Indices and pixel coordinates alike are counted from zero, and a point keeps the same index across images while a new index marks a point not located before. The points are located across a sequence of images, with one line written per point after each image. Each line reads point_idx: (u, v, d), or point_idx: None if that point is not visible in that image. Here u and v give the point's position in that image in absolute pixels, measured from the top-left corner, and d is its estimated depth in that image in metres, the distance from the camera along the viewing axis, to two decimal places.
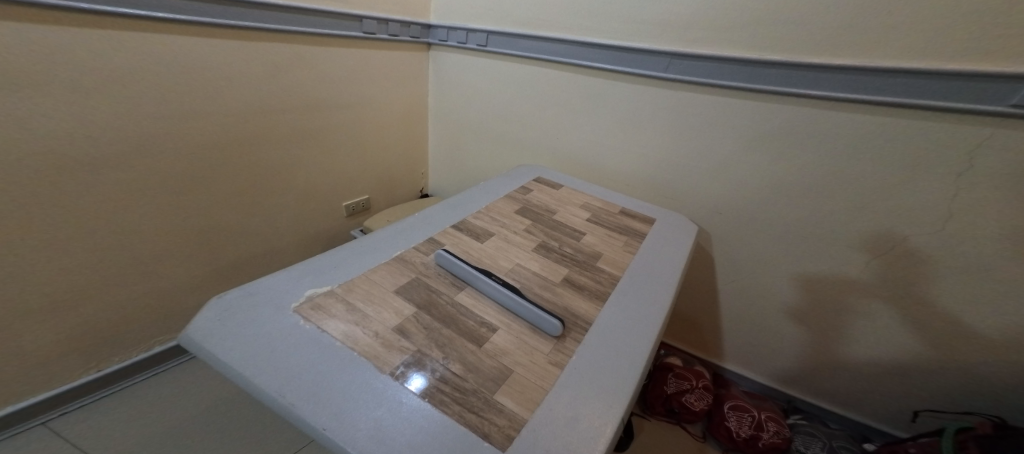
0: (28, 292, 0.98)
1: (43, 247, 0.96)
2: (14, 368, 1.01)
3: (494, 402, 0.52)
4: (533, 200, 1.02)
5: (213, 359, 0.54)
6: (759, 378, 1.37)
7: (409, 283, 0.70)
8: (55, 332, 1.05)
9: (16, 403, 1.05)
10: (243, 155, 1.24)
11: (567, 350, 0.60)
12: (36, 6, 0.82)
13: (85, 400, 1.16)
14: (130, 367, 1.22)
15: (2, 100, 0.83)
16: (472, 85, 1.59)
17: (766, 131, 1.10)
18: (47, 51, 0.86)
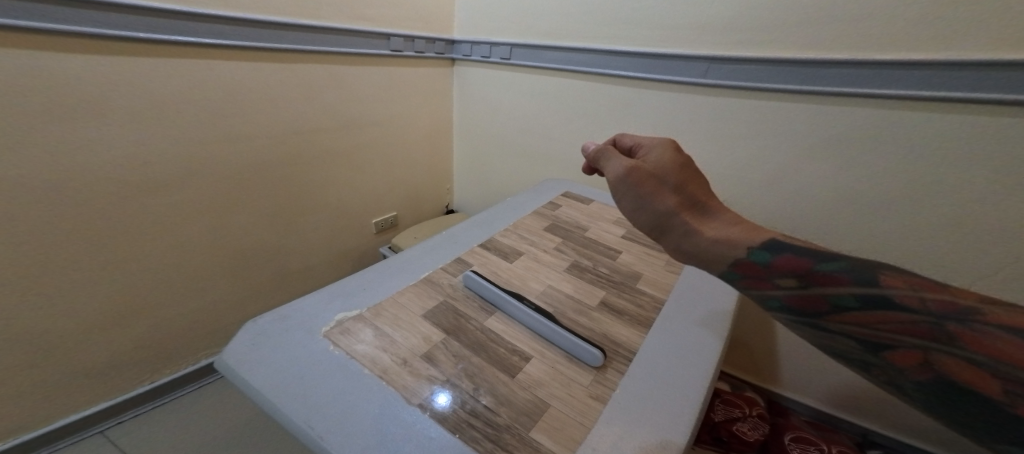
0: (86, 311, 1.01)
1: (101, 266, 0.99)
2: (75, 381, 1.05)
3: (530, 440, 0.48)
4: (562, 216, 0.98)
5: (243, 386, 0.52)
6: (820, 406, 1.25)
7: (437, 306, 0.67)
8: (114, 347, 1.09)
9: (80, 412, 1.09)
10: (281, 174, 1.27)
11: (608, 383, 0.55)
12: (107, 38, 0.87)
13: (139, 410, 1.20)
14: (178, 379, 1.25)
15: (69, 127, 0.87)
16: (497, 99, 1.58)
17: (821, 138, 1.01)
18: (111, 79, 0.90)
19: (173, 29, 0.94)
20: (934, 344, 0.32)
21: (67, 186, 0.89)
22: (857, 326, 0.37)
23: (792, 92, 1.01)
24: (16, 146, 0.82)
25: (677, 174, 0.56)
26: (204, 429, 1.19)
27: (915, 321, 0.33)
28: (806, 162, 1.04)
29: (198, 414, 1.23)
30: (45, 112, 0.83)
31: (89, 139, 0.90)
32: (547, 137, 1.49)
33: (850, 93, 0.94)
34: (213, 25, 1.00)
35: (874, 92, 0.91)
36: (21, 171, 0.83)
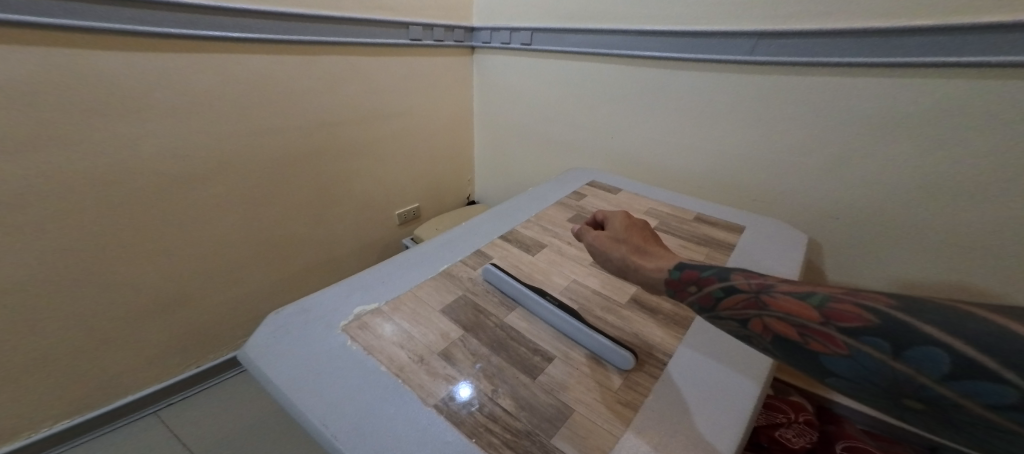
0: (132, 300, 1.05)
1: (144, 258, 1.03)
2: (126, 366, 1.10)
3: (552, 448, 0.44)
4: (588, 207, 0.92)
5: (263, 380, 0.51)
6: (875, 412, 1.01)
7: (456, 301, 0.64)
8: (161, 334, 1.14)
9: (135, 393, 1.15)
10: (307, 167, 1.27)
11: (639, 389, 0.51)
12: (142, 35, 0.88)
13: (188, 392, 1.26)
14: (219, 365, 1.30)
15: (112, 123, 0.89)
16: (519, 88, 1.52)
17: (891, 116, 0.86)
18: (146, 76, 0.91)
19: (204, 24, 0.95)
20: (760, 310, 0.42)
21: (114, 180, 0.93)
22: (716, 306, 0.47)
23: (852, 65, 0.88)
24: (66, 143, 0.85)
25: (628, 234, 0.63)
26: (242, 415, 1.23)
27: (748, 297, 0.44)
28: (871, 150, 0.91)
29: (237, 400, 1.27)
30: (89, 109, 0.86)
31: (132, 135, 0.93)
32: (571, 125, 1.42)
33: (924, 63, 0.81)
34: (239, 18, 0.99)
35: (951, 60, 0.78)
36: (71, 166, 0.87)
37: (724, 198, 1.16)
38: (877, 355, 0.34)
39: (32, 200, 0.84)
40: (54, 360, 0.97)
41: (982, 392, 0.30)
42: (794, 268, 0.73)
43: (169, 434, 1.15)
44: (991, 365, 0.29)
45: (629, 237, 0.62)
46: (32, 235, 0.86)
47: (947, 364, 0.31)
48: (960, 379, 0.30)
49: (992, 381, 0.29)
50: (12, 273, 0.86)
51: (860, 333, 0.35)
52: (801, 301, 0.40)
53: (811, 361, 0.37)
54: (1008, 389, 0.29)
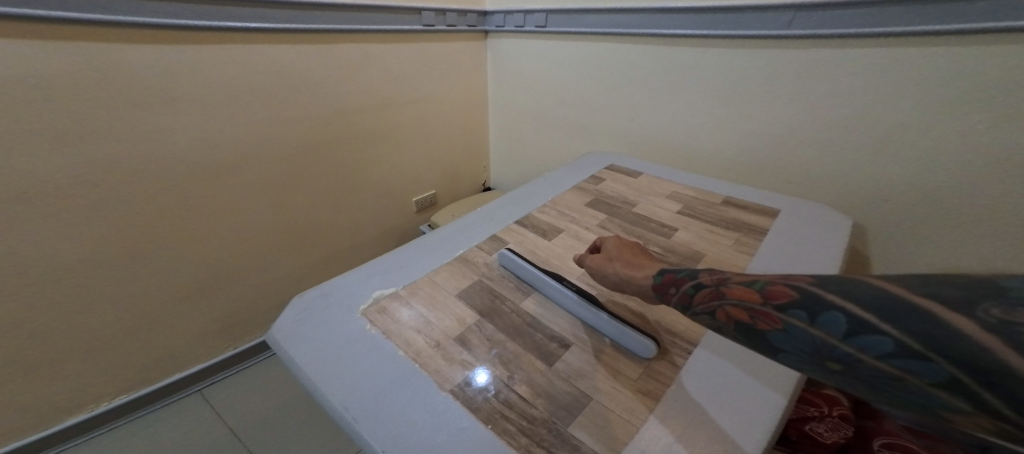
0: (170, 286, 1.09)
1: (180, 246, 1.07)
2: (167, 348, 1.16)
3: (569, 437, 0.43)
4: (606, 191, 0.90)
5: (288, 361, 0.52)
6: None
7: (472, 286, 0.63)
8: (202, 317, 1.19)
9: (180, 373, 1.21)
10: (327, 155, 1.29)
11: (661, 378, 0.49)
12: (165, 28, 0.89)
13: (227, 373, 1.31)
14: (255, 347, 1.35)
15: (146, 115, 0.92)
16: (535, 72, 1.49)
17: (939, 90, 0.80)
18: (173, 69, 0.93)
19: (223, 15, 0.96)
20: (711, 299, 0.39)
21: (149, 171, 0.96)
22: (675, 299, 0.44)
23: (898, 35, 0.81)
24: (102, 136, 0.88)
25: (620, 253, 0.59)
26: (277, 394, 1.27)
27: (703, 288, 0.41)
28: (923, 128, 0.84)
29: (272, 380, 1.32)
30: (121, 102, 0.89)
31: (164, 127, 0.95)
32: (589, 108, 1.38)
33: (981, 29, 0.73)
34: (256, 9, 1.00)
35: (1012, 26, 0.71)
36: (109, 158, 0.90)
37: (753, 181, 1.11)
38: (799, 326, 0.31)
39: (76, 191, 0.88)
40: (101, 343, 1.03)
41: (874, 346, 0.27)
42: (834, 253, 0.68)
43: (211, 412, 1.20)
44: (875, 321, 0.27)
45: (629, 255, 0.58)
46: (77, 225, 0.90)
47: (850, 325, 0.28)
48: (858, 335, 0.28)
49: (877, 334, 0.27)
50: (61, 261, 0.90)
51: (786, 306, 0.32)
52: (745, 284, 0.37)
53: (755, 342, 0.34)
54: (897, 343, 0.26)
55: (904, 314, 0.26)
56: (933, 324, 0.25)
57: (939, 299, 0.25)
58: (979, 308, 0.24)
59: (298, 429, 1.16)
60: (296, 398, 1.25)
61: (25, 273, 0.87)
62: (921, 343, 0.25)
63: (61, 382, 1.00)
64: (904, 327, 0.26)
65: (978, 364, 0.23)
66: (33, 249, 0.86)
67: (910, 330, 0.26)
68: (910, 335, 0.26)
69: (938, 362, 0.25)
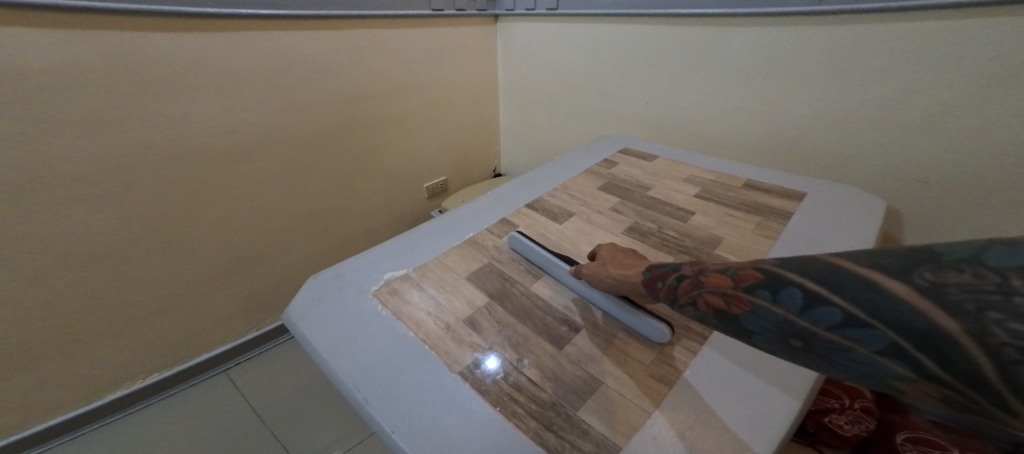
0: (193, 270, 1.12)
1: (201, 231, 1.09)
2: (191, 330, 1.19)
3: (578, 421, 0.42)
4: (619, 174, 0.87)
5: (302, 340, 0.52)
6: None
7: (482, 268, 0.62)
8: (226, 300, 1.22)
9: (207, 353, 1.25)
10: (339, 142, 1.29)
11: (674, 364, 0.48)
12: (179, 16, 0.90)
13: (251, 354, 1.35)
14: (275, 329, 1.38)
15: (165, 103, 0.94)
16: (546, 56, 1.46)
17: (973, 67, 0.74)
18: (188, 56, 0.94)
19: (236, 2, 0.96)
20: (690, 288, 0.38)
21: (169, 157, 0.98)
22: (661, 293, 0.43)
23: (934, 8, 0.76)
24: (124, 122, 0.90)
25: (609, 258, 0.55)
26: (298, 375, 1.30)
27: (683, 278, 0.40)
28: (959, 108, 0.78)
29: (293, 361, 1.35)
30: (142, 88, 0.90)
31: (182, 115, 0.97)
32: (602, 92, 1.35)
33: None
34: None
35: None
36: (132, 144, 0.92)
37: (774, 163, 1.05)
38: (763, 306, 0.31)
39: (100, 177, 0.90)
40: (129, 324, 1.06)
41: (829, 319, 0.28)
42: (863, 239, 0.65)
43: (236, 392, 1.23)
44: (826, 293, 0.28)
45: (623, 259, 0.54)
46: (103, 211, 0.93)
47: (806, 300, 0.29)
48: (812, 309, 0.29)
49: (828, 306, 0.28)
50: (89, 244, 0.93)
51: (752, 287, 0.33)
52: (718, 270, 0.36)
53: (730, 327, 0.34)
54: (845, 313, 0.27)
55: (849, 285, 0.27)
56: (874, 291, 0.26)
57: (880, 268, 0.26)
58: (915, 273, 0.25)
59: (316, 409, 1.19)
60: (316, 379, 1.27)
61: (58, 256, 0.90)
62: (867, 312, 0.26)
63: (93, 361, 1.04)
64: (852, 298, 0.27)
65: (915, 327, 0.25)
66: (64, 233, 0.89)
67: (856, 300, 0.27)
68: (858, 305, 0.27)
69: (880, 329, 0.26)
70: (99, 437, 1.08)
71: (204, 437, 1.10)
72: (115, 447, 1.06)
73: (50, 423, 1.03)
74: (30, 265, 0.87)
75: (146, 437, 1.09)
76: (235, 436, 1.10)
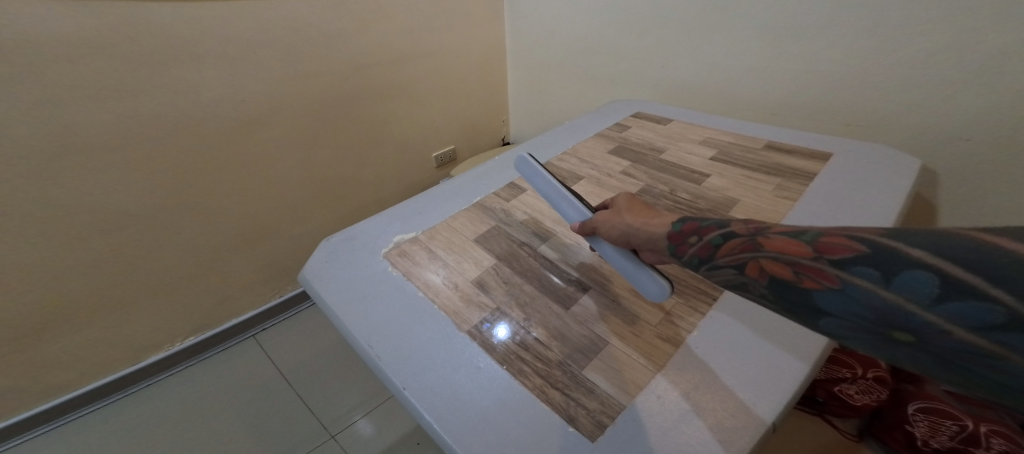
0: (212, 238, 1.14)
1: (217, 201, 1.11)
2: (214, 298, 1.23)
3: (583, 379, 0.43)
4: (631, 138, 0.85)
5: (318, 299, 0.54)
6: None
7: (489, 231, 0.62)
8: (247, 267, 1.26)
9: (234, 318, 1.30)
10: (348, 111, 1.28)
11: (680, 324, 0.47)
12: None
13: (275, 320, 1.39)
14: (299, 295, 1.42)
15: (175, 72, 0.93)
16: (556, 18, 1.40)
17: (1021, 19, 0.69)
18: (194, 24, 0.92)
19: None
20: (751, 252, 0.34)
21: (182, 128, 0.98)
22: (687, 248, 0.39)
23: None
24: (137, 94, 0.90)
25: (624, 207, 0.49)
26: (320, 339, 1.34)
27: (739, 239, 0.35)
28: (1001, 64, 0.73)
29: (317, 324, 1.39)
30: (152, 59, 0.90)
31: (192, 85, 0.97)
32: (616, 55, 1.30)
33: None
34: None
35: None
36: (146, 116, 0.93)
37: (797, 126, 1.01)
38: (866, 287, 0.26)
39: (117, 148, 0.91)
40: (159, 292, 1.11)
41: (970, 315, 0.22)
42: (890, 199, 0.62)
43: (265, 355, 1.29)
44: (978, 285, 0.22)
45: (643, 210, 0.49)
46: (121, 182, 0.94)
47: (942, 289, 0.23)
48: (950, 301, 0.23)
49: (978, 299, 0.22)
50: (115, 214, 0.96)
51: (854, 264, 0.27)
52: (795, 236, 0.31)
53: (799, 302, 0.30)
54: (1006, 314, 0.21)
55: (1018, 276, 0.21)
56: None
57: None
58: None
59: (337, 373, 1.23)
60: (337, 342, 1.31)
61: (82, 226, 0.93)
62: None
63: (126, 327, 1.09)
64: (1018, 293, 0.21)
65: None
66: (86, 204, 0.91)
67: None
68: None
69: None
70: (143, 397, 1.15)
71: (238, 397, 1.16)
72: (156, 406, 1.13)
73: (95, 384, 1.09)
74: (61, 235, 0.91)
75: (179, 398, 1.15)
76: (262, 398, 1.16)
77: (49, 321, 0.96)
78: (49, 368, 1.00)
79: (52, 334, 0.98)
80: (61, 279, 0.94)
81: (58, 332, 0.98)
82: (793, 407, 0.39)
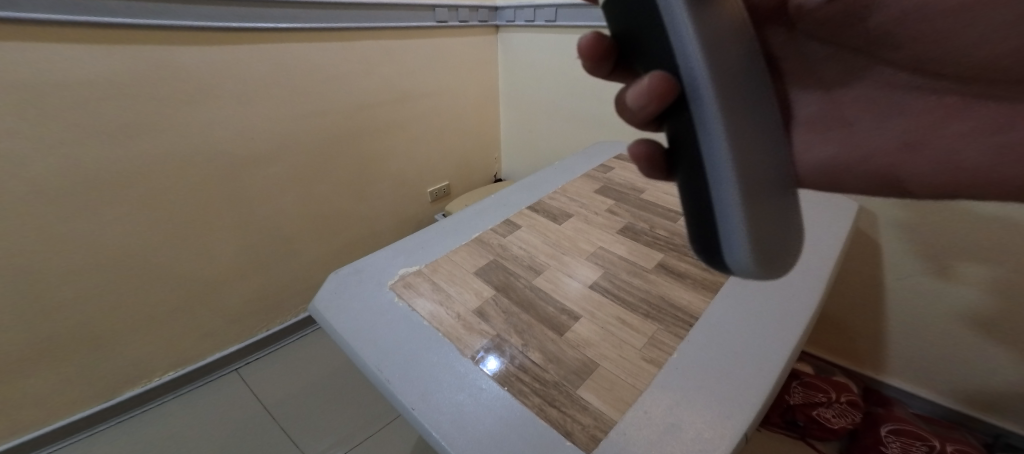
0: (205, 270, 1.15)
1: (214, 233, 1.13)
2: (201, 331, 1.22)
3: (578, 397, 0.47)
4: (614, 178, 0.93)
5: (329, 329, 0.57)
6: (940, 400, 1.06)
7: (488, 264, 0.67)
8: (239, 300, 1.26)
9: (220, 352, 1.29)
10: (348, 148, 1.34)
11: (663, 347, 0.53)
12: (201, 29, 0.95)
13: (261, 353, 1.38)
14: (287, 328, 1.42)
15: (186, 112, 0.98)
16: (545, 64, 1.51)
17: None
18: (210, 68, 0.99)
19: (258, 16, 1.02)
20: None
21: (185, 163, 1.02)
22: None
23: None
24: (148, 130, 0.94)
25: None
26: (309, 373, 1.33)
27: None
28: None
29: (303, 358, 1.38)
30: (170, 98, 0.95)
31: (202, 124, 1.01)
32: (600, 100, 1.40)
33: None
34: (286, 8, 1.06)
35: None
36: (152, 151, 0.96)
37: None
38: None
39: (120, 182, 0.94)
40: (144, 324, 1.10)
41: None
42: (837, 235, 0.70)
43: (250, 389, 1.27)
44: None
45: None
46: (121, 215, 0.97)
47: None
48: None
49: None
50: (111, 245, 0.98)
51: None
52: None
53: None
54: None
55: None
56: None
57: None
58: None
59: (327, 407, 1.22)
60: (327, 377, 1.31)
61: (78, 259, 0.94)
62: None
63: (109, 359, 1.08)
64: None
65: None
66: (83, 236, 0.93)
67: None
68: None
69: None
70: (119, 434, 1.12)
71: (217, 433, 1.14)
72: (132, 443, 1.10)
73: (70, 419, 1.07)
74: (54, 266, 0.92)
75: (158, 436, 1.12)
76: (248, 434, 1.14)
77: (29, 354, 0.95)
78: (24, 403, 0.98)
79: (29, 367, 0.96)
80: (48, 310, 0.94)
81: (38, 365, 0.97)
82: (763, 418, 0.44)
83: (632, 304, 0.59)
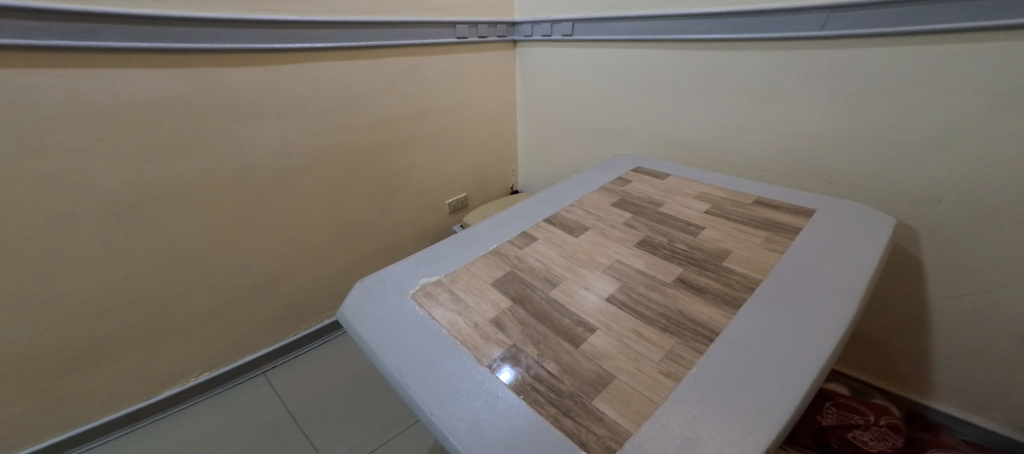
0: (239, 277, 1.21)
1: (248, 242, 1.18)
2: (234, 336, 1.27)
3: (593, 409, 0.47)
4: (632, 191, 0.93)
5: (355, 335, 0.59)
6: (992, 426, 1.00)
7: (506, 275, 0.68)
8: (269, 306, 1.31)
9: (249, 356, 1.33)
10: (373, 161, 1.38)
11: (682, 361, 0.52)
12: (242, 51, 1.01)
13: (287, 358, 1.42)
14: (312, 334, 1.46)
15: (227, 129, 1.04)
16: (564, 78, 1.53)
17: (960, 92, 0.82)
18: (249, 87, 1.04)
19: (295, 37, 1.08)
20: None
21: (225, 176, 1.08)
22: None
23: (920, 33, 0.83)
24: (193, 146, 1.01)
25: None
26: (334, 378, 1.36)
27: None
28: (961, 128, 0.84)
29: (328, 364, 1.42)
30: (213, 117, 1.02)
31: (241, 140, 1.07)
32: (618, 112, 1.40)
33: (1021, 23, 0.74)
34: (321, 29, 1.11)
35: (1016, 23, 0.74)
36: (195, 165, 1.03)
37: (789, 179, 1.10)
38: None
39: (166, 195, 1.01)
40: (183, 329, 1.16)
41: None
42: (867, 250, 0.68)
43: (276, 392, 1.31)
44: None
45: None
46: (166, 225, 1.03)
47: None
48: None
49: None
50: (155, 253, 1.04)
51: None
52: None
53: None
54: None
55: None
56: None
57: None
58: None
59: (353, 412, 1.24)
60: (351, 382, 1.34)
61: (128, 265, 1.01)
62: None
63: (149, 361, 1.14)
64: None
65: None
66: (131, 244, 1.00)
67: None
68: None
69: None
70: (155, 432, 1.17)
71: (245, 434, 1.18)
72: (168, 441, 1.15)
73: (112, 416, 1.13)
74: (105, 271, 0.99)
75: (191, 435, 1.17)
76: (277, 435, 1.18)
77: (80, 353, 1.02)
78: (74, 399, 1.05)
79: (79, 366, 1.03)
80: (99, 313, 1.01)
81: (88, 364, 1.04)
82: (785, 436, 0.43)
83: (650, 318, 0.59)
